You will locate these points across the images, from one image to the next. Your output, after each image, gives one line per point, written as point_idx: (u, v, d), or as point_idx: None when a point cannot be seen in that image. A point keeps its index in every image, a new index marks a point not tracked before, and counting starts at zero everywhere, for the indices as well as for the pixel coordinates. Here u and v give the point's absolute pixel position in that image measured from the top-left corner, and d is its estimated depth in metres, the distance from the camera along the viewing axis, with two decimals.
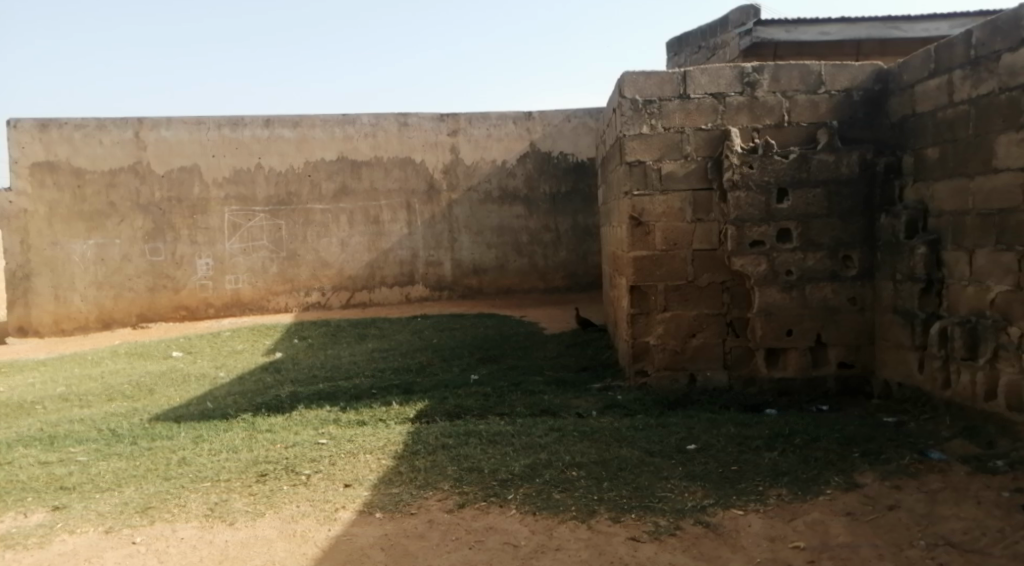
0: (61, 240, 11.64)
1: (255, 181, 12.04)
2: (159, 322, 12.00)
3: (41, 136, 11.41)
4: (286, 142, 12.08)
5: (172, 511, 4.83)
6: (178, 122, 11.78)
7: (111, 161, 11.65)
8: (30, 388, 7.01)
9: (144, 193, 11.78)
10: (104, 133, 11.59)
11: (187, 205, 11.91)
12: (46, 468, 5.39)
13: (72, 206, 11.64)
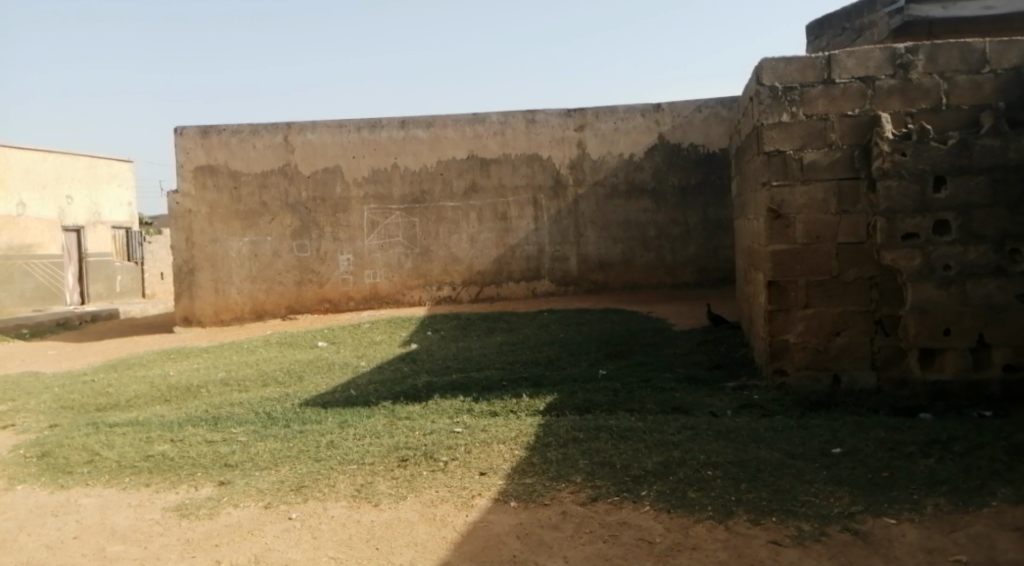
0: (221, 237, 12.63)
1: (391, 180, 12.57)
2: (305, 314, 12.78)
3: (204, 142, 12.46)
4: (420, 142, 12.54)
5: (322, 491, 5.15)
6: (322, 126, 12.51)
7: (263, 164, 12.53)
8: (196, 373, 7.68)
9: (292, 193, 12.59)
10: (257, 138, 12.49)
11: (330, 204, 12.61)
12: (212, 445, 5.89)
13: (231, 206, 12.61)
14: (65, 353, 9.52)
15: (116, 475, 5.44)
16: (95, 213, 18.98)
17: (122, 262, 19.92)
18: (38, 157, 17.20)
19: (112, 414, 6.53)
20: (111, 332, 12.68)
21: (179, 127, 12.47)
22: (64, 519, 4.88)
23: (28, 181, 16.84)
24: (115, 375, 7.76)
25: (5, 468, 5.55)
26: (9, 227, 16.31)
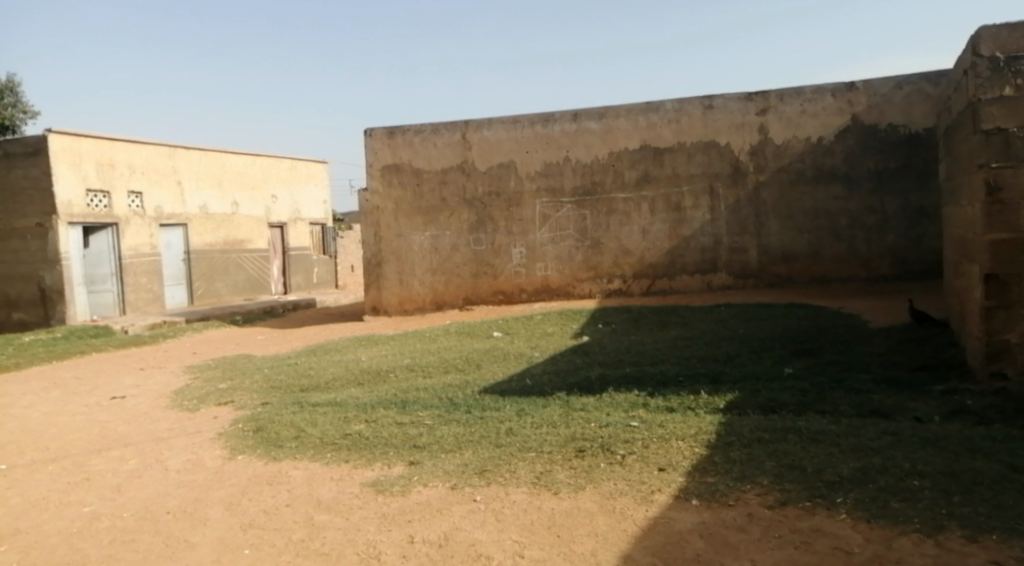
0: (405, 231, 13.35)
1: (564, 173, 12.72)
2: (480, 305, 13.25)
3: (390, 142, 13.23)
4: (593, 134, 12.56)
5: (504, 475, 5.31)
6: (497, 122, 12.88)
7: (443, 161, 13.11)
8: (384, 359, 8.20)
9: (469, 189, 13.09)
10: (437, 136, 13.08)
11: (505, 198, 12.98)
12: (401, 427, 6.26)
13: (414, 202, 13.29)
14: (272, 338, 10.53)
15: (319, 450, 5.93)
16: (296, 211, 20.85)
17: (318, 255, 21.76)
18: (249, 161, 19.16)
19: (313, 394, 7.14)
20: (311, 320, 13.86)
21: (368, 129, 13.32)
22: (277, 487, 5.39)
23: (241, 183, 18.82)
24: (315, 359, 8.48)
25: (228, 439, 6.23)
26: (226, 224, 18.30)
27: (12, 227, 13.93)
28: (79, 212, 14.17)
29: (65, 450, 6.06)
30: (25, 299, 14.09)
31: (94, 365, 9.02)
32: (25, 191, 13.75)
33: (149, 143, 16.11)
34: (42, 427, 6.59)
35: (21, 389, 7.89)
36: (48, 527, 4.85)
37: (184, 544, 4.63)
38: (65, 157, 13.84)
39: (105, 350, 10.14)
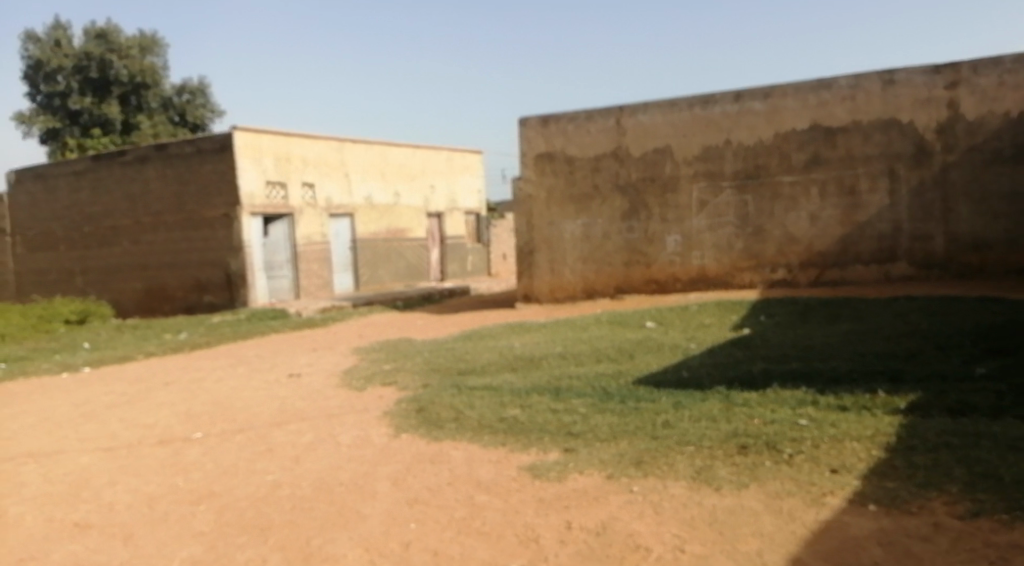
0: (556, 220, 13.41)
1: (724, 157, 12.25)
2: (631, 294, 13.09)
3: (543, 131, 13.32)
4: (757, 115, 12.00)
5: (662, 468, 5.19)
6: (654, 106, 12.61)
7: (596, 148, 13.03)
8: (538, 347, 8.30)
9: (622, 175, 12.93)
10: (591, 123, 13.03)
11: (659, 183, 12.71)
12: (556, 413, 6.29)
13: (566, 190, 13.31)
14: (430, 324, 10.96)
15: (478, 433, 6.08)
16: (452, 201, 21.60)
17: (471, 244, 22.46)
18: (409, 153, 20.04)
19: (470, 378, 7.36)
20: (465, 306, 14.30)
21: (522, 119, 13.48)
22: (439, 466, 5.59)
23: (402, 174, 19.74)
24: (470, 345, 8.74)
25: (393, 418, 6.53)
26: (388, 214, 19.26)
27: (203, 218, 15.41)
28: (259, 203, 15.43)
29: (250, 422, 6.61)
30: (214, 284, 15.56)
31: (274, 344, 9.81)
32: (213, 184, 15.17)
33: (320, 137, 17.24)
34: (231, 399, 7.23)
35: (213, 364, 8.72)
36: (238, 491, 5.31)
37: (356, 515, 4.90)
38: (248, 152, 15.14)
39: (282, 331, 11.00)
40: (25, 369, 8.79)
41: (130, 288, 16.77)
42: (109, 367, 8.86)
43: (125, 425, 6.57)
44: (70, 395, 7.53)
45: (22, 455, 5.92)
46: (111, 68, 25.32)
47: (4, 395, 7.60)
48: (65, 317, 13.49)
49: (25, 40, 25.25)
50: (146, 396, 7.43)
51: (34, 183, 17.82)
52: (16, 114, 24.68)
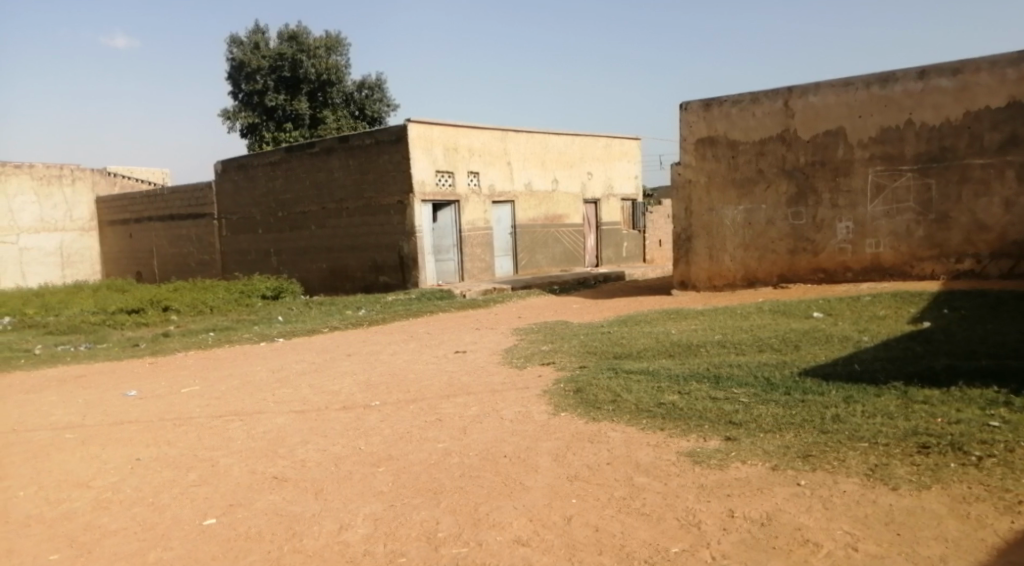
0: (717, 206, 13.12)
1: (904, 139, 11.41)
2: (797, 283, 12.55)
3: (705, 115, 13.05)
4: (944, 93, 11.08)
5: (832, 463, 5.00)
6: (826, 87, 11.97)
7: (761, 131, 12.59)
8: (695, 333, 8.22)
9: (790, 159, 12.39)
10: (757, 106, 12.58)
11: (829, 168, 12.07)
12: (716, 401, 6.22)
13: (728, 175, 12.97)
14: (587, 308, 11.11)
15: (635, 416, 6.15)
16: (610, 187, 21.53)
17: (627, 230, 22.33)
18: (569, 140, 20.13)
19: (627, 362, 7.43)
20: (621, 292, 14.34)
21: (684, 103, 13.26)
22: (598, 445, 5.72)
23: (561, 161, 19.91)
24: (626, 329, 8.79)
25: (552, 397, 6.74)
26: (547, 201, 19.56)
27: (380, 204, 16.48)
28: (430, 191, 16.24)
29: (422, 393, 7.06)
30: (388, 266, 16.60)
31: (442, 323, 10.36)
32: (389, 173, 16.16)
33: (486, 128, 17.72)
34: (404, 372, 7.76)
35: (387, 339, 9.38)
36: (412, 456, 5.72)
37: (520, 486, 5.14)
38: (420, 143, 15.94)
39: (448, 310, 11.59)
40: (231, 338, 9.91)
41: (314, 268, 18.32)
42: (300, 339, 9.77)
43: (314, 391, 7.25)
44: (267, 362, 8.40)
45: (231, 413, 6.71)
46: (301, 67, 27.33)
47: (216, 360, 8.63)
48: (262, 293, 14.95)
49: (227, 42, 27.58)
50: (330, 366, 8.15)
51: (237, 172, 19.82)
52: (221, 110, 27.36)
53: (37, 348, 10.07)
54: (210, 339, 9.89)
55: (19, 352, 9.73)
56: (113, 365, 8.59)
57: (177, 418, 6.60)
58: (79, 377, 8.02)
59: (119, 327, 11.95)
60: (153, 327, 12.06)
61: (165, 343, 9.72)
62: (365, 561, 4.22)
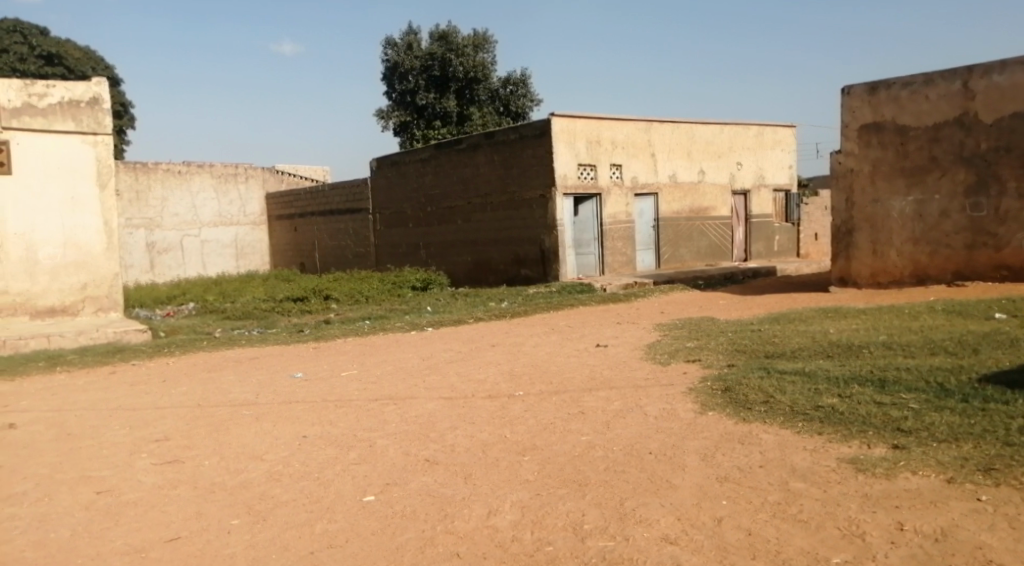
0: (882, 197, 12.26)
1: None
2: (974, 281, 11.47)
3: (871, 99, 12.24)
4: None
5: (1019, 479, 4.50)
6: (1014, 64, 10.86)
7: (935, 115, 11.61)
8: (856, 334, 7.72)
9: (968, 145, 11.33)
10: (931, 87, 11.62)
11: (1015, 154, 10.92)
12: (882, 407, 5.82)
13: (895, 164, 12.09)
14: (734, 304, 10.73)
15: (790, 419, 5.87)
16: (761, 177, 20.58)
17: (779, 222, 21.32)
18: (718, 130, 19.43)
19: (779, 361, 7.10)
20: (772, 288, 13.75)
21: (846, 87, 12.51)
22: (750, 447, 5.50)
23: (709, 152, 19.25)
24: (778, 327, 8.41)
25: (699, 395, 6.58)
26: (693, 193, 19.03)
27: (523, 198, 16.75)
28: (572, 184, 16.29)
29: (564, 386, 7.11)
30: (530, 259, 16.85)
31: (584, 317, 10.37)
32: (533, 167, 16.38)
33: (630, 119, 17.49)
34: (547, 364, 7.85)
35: (530, 331, 9.52)
36: (557, 447, 5.77)
37: (667, 484, 5.04)
38: (563, 136, 16.03)
39: (589, 304, 11.59)
40: (385, 326, 10.43)
41: (460, 261, 18.93)
42: (448, 328, 10.13)
43: (461, 379, 7.50)
44: (418, 350, 8.78)
45: (386, 396, 7.07)
46: (450, 66, 28.30)
47: (372, 347, 9.12)
48: (412, 285, 15.65)
49: (382, 44, 29.00)
50: (476, 355, 8.39)
51: (390, 169, 20.90)
52: (377, 110, 28.93)
53: (218, 331, 11.09)
54: (366, 326, 10.48)
55: (204, 334, 10.77)
56: (282, 348, 9.31)
57: (338, 400, 7.03)
58: (253, 359, 8.76)
59: (286, 313, 12.94)
60: (316, 315, 12.94)
61: (326, 330, 10.41)
62: (514, 547, 4.30)
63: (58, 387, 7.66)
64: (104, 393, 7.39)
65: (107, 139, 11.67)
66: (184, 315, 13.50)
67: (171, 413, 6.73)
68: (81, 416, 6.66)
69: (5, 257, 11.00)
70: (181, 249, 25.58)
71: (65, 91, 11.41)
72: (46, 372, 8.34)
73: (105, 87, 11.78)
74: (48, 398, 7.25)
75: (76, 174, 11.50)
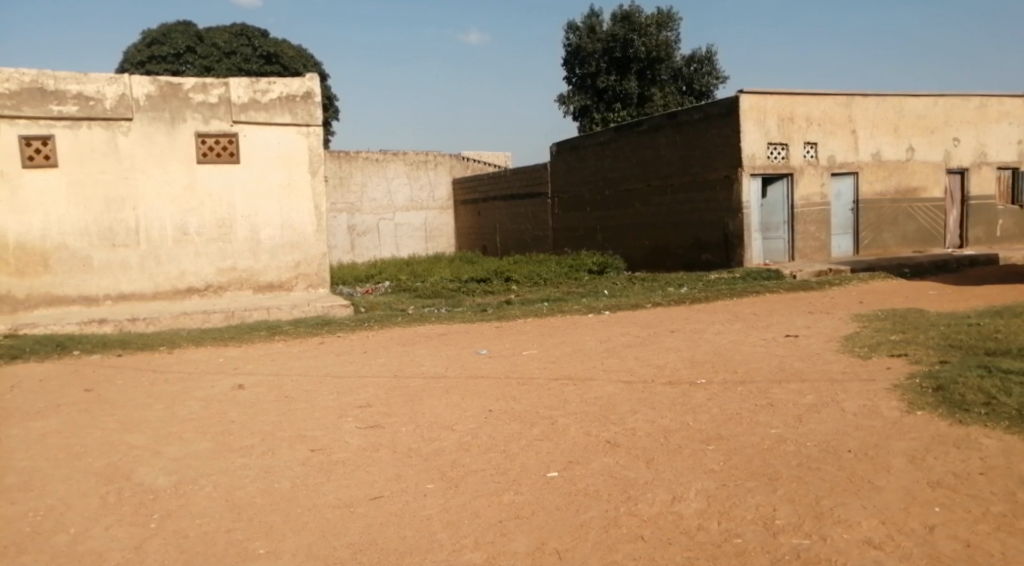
0: None
1: None
2: None
3: None
4: None
5: None
6: None
7: None
8: None
9: None
10: None
11: None
12: None
13: None
14: (946, 295, 9.72)
15: (1019, 424, 5.24)
16: (982, 153, 18.42)
17: (1003, 205, 18.98)
18: (931, 102, 17.65)
19: (1003, 359, 6.36)
20: (990, 278, 12.30)
21: None
22: (968, 452, 4.98)
23: (919, 127, 17.52)
24: (1002, 322, 7.52)
25: (906, 392, 6.07)
26: (898, 172, 17.44)
27: (705, 179, 16.25)
28: (760, 164, 15.51)
29: (751, 375, 6.84)
30: (712, 243, 16.31)
31: (771, 304, 9.88)
32: (718, 147, 15.83)
33: (828, 93, 16.35)
34: (731, 352, 7.59)
35: (712, 318, 9.24)
36: (743, 439, 5.56)
37: (869, 485, 4.69)
38: (752, 114, 15.31)
39: (777, 292, 11.04)
40: (563, 308, 10.59)
41: (638, 245, 18.78)
42: (625, 312, 10.10)
43: (640, 363, 7.45)
44: (596, 333, 8.84)
45: (566, 377, 7.19)
46: (632, 47, 27.91)
47: (551, 328, 9.31)
48: (588, 268, 15.74)
49: (565, 29, 29.14)
50: (655, 340, 8.29)
51: (570, 152, 21.24)
52: (558, 96, 29.26)
53: (410, 308, 11.85)
54: (545, 308, 10.71)
55: (398, 311, 11.54)
56: (468, 326, 9.76)
57: (521, 377, 7.27)
58: (442, 335, 9.26)
59: (470, 293, 13.54)
60: (497, 295, 13.41)
61: (508, 310, 10.77)
62: (700, 535, 4.21)
63: (277, 354, 8.58)
64: (314, 361, 8.17)
65: (316, 131, 12.74)
66: (381, 292, 14.56)
67: (371, 381, 7.30)
68: (295, 381, 7.41)
69: (234, 237, 12.43)
70: (378, 232, 27.40)
71: (283, 87, 12.50)
72: (267, 340, 9.36)
73: (317, 82, 12.75)
74: (269, 363, 8.14)
75: (292, 162, 12.70)
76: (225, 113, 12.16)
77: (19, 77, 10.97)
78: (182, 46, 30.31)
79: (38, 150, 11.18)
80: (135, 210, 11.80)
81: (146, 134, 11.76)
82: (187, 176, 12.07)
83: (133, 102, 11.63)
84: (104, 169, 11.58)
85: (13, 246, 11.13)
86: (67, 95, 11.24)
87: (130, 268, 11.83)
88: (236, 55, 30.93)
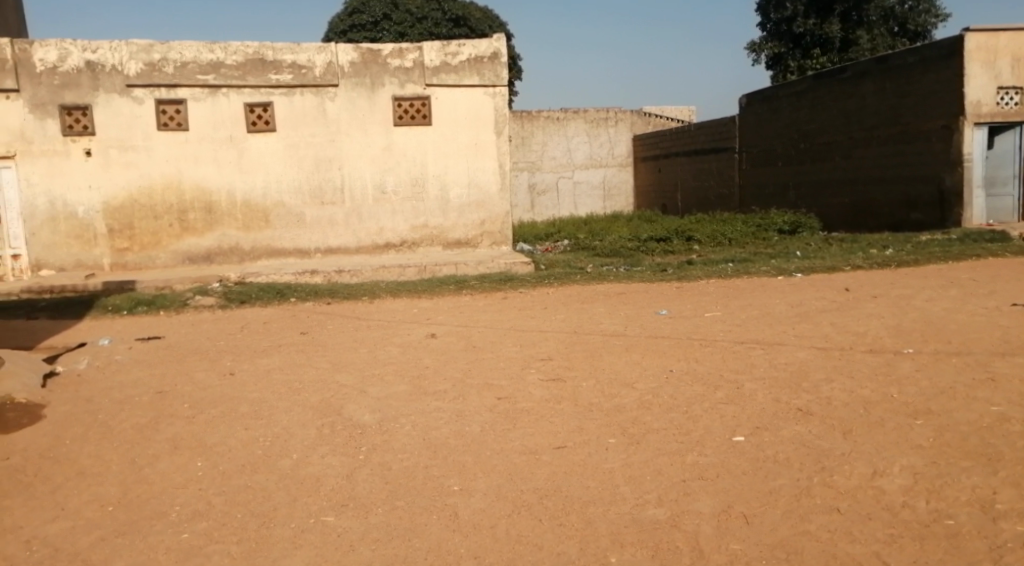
0: None
1: None
2: None
3: None
4: None
5: None
6: None
7: None
8: None
9: None
10: None
11: None
12: None
13: None
14: None
15: None
16: None
17: None
18: None
19: None
20: None
21: None
22: None
23: None
24: None
25: None
26: None
27: (920, 130, 14.73)
28: (988, 111, 13.79)
29: (968, 347, 6.20)
30: (925, 201, 14.83)
31: (994, 270, 8.85)
32: (936, 93, 14.26)
33: None
34: (942, 321, 6.92)
35: (923, 283, 8.45)
36: (958, 415, 5.08)
37: None
38: (979, 55, 13.61)
39: (1001, 256, 9.83)
40: (749, 269, 10.16)
41: (836, 203, 17.49)
42: (819, 275, 9.52)
43: (836, 329, 7.01)
44: (787, 296, 8.40)
45: (752, 340, 6.94)
46: None
47: (735, 289, 8.98)
48: (778, 228, 14.93)
49: None
50: (854, 306, 7.74)
51: (762, 104, 20.13)
52: (748, 44, 27.71)
53: (589, 266, 11.93)
54: (729, 268, 10.34)
55: (578, 269, 11.69)
56: (648, 285, 9.69)
57: (703, 338, 7.12)
58: (621, 293, 9.28)
59: (650, 253, 13.37)
60: (678, 255, 13.13)
61: (690, 270, 10.52)
62: (905, 513, 3.93)
63: (465, 306, 9.04)
64: (499, 314, 8.52)
65: (502, 91, 13.03)
66: (562, 250, 14.79)
67: (552, 336, 7.50)
68: (482, 332, 7.77)
69: (427, 195, 13.12)
70: (556, 191, 27.68)
71: (471, 48, 12.87)
72: (456, 293, 9.88)
73: (503, 42, 12.98)
74: (458, 315, 8.59)
75: (479, 123, 13.12)
76: (419, 77, 12.76)
77: (244, 49, 12.20)
78: (378, 14, 31.95)
79: (260, 116, 12.42)
80: (340, 170, 12.80)
81: (350, 99, 12.65)
82: (385, 138, 12.86)
83: (339, 69, 12.51)
84: (314, 132, 12.63)
85: (241, 203, 12.54)
86: (283, 64, 12.34)
87: (337, 225, 12.91)
88: (427, 20, 32.10)
